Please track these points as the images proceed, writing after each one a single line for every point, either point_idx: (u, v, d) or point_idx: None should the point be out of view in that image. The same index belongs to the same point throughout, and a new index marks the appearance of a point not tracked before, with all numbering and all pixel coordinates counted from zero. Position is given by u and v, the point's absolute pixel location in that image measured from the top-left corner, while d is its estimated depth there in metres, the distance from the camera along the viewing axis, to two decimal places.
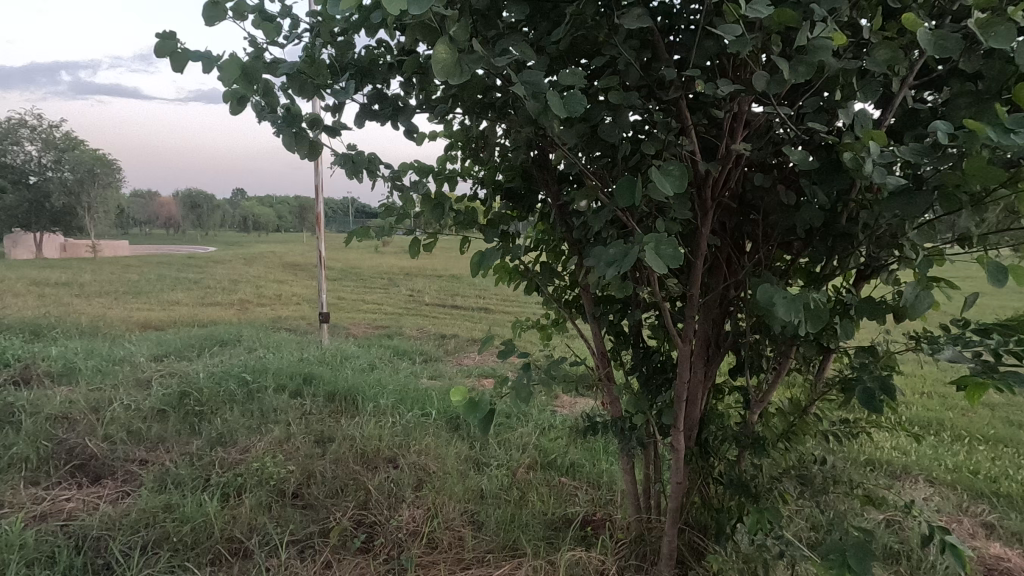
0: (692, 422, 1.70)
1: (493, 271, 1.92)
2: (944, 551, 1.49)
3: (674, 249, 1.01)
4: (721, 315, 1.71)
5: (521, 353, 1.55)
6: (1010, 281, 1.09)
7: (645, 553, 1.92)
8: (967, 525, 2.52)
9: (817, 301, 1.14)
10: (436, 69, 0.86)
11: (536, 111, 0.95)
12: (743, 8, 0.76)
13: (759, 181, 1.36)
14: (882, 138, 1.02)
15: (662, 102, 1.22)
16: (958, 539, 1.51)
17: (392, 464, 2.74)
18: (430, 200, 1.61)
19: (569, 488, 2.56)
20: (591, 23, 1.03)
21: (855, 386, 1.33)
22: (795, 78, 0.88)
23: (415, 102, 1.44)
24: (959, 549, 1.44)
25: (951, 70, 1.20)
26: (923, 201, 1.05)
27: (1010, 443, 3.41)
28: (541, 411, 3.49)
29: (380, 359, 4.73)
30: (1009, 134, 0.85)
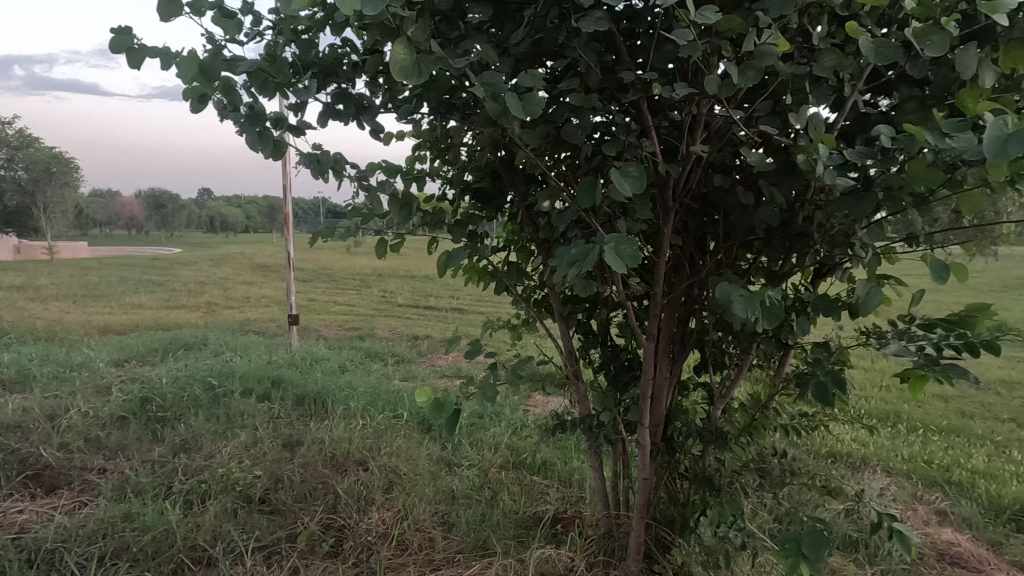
0: (658, 418, 1.73)
1: (463, 271, 1.92)
2: (892, 538, 1.57)
3: (633, 248, 1.02)
4: (686, 313, 1.74)
5: (488, 352, 1.55)
6: (952, 279, 1.14)
7: (613, 549, 1.94)
8: (921, 512, 2.63)
9: (772, 298, 1.17)
10: (394, 69, 0.86)
11: (496, 113, 0.96)
12: (692, 14, 0.78)
13: (719, 182, 1.39)
14: (831, 140, 1.06)
15: (624, 105, 1.24)
16: (905, 526, 1.59)
17: (362, 467, 2.72)
18: (397, 200, 1.60)
19: (540, 486, 2.58)
20: (551, 25, 1.05)
21: (810, 381, 1.37)
22: (746, 82, 0.91)
23: (379, 102, 1.43)
24: (905, 535, 1.52)
25: (901, 76, 1.25)
26: (873, 202, 1.09)
27: (961, 433, 3.57)
28: (514, 411, 3.50)
29: (352, 361, 4.68)
30: (945, 139, 0.90)
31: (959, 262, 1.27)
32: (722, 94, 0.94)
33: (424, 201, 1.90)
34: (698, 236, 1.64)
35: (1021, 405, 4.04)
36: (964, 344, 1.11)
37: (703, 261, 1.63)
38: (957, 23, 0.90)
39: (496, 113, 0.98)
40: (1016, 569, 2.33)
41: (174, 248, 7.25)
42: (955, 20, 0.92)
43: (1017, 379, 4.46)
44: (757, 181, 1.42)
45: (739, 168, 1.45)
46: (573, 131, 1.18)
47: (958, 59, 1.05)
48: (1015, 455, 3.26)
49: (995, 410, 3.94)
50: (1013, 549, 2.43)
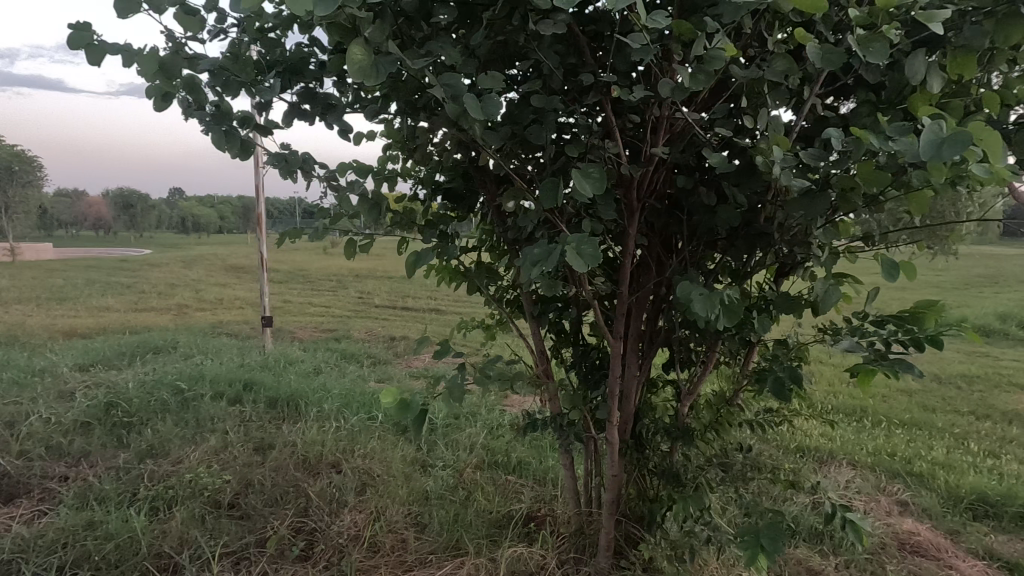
0: (627, 416, 1.75)
1: (435, 271, 1.93)
2: (845, 528, 1.64)
3: (595, 248, 1.03)
4: (654, 311, 1.76)
5: (457, 353, 1.55)
6: (902, 277, 1.18)
7: (584, 546, 1.96)
8: (883, 503, 2.71)
9: (732, 297, 1.21)
10: (351, 70, 0.86)
11: (455, 113, 0.97)
12: (642, 20, 0.79)
13: (682, 183, 1.42)
14: (785, 142, 1.09)
15: (588, 107, 1.26)
16: (859, 517, 1.66)
17: (335, 469, 2.70)
18: (367, 201, 1.60)
19: (515, 486, 2.58)
20: (511, 28, 1.06)
21: (769, 377, 1.41)
22: (699, 86, 0.93)
23: (346, 101, 1.42)
24: (858, 524, 1.58)
25: (856, 80, 1.29)
26: (825, 202, 1.12)
27: (923, 426, 3.69)
28: (490, 410, 3.51)
29: (326, 363, 4.63)
30: (888, 142, 0.93)
31: (908, 260, 1.32)
32: (676, 97, 0.95)
33: (397, 201, 1.91)
34: (664, 236, 1.66)
35: (979, 398, 4.20)
36: (911, 339, 1.16)
37: (669, 260, 1.66)
38: (898, 31, 0.94)
39: (456, 113, 0.98)
40: (971, 555, 2.43)
41: (144, 249, 6.91)
42: (896, 28, 0.95)
43: (976, 373, 4.63)
44: (718, 183, 1.44)
45: (699, 170, 1.47)
46: (537, 132, 1.20)
47: (907, 66, 1.10)
48: (972, 446, 3.39)
49: (956, 404, 4.09)
50: (969, 536, 2.53)
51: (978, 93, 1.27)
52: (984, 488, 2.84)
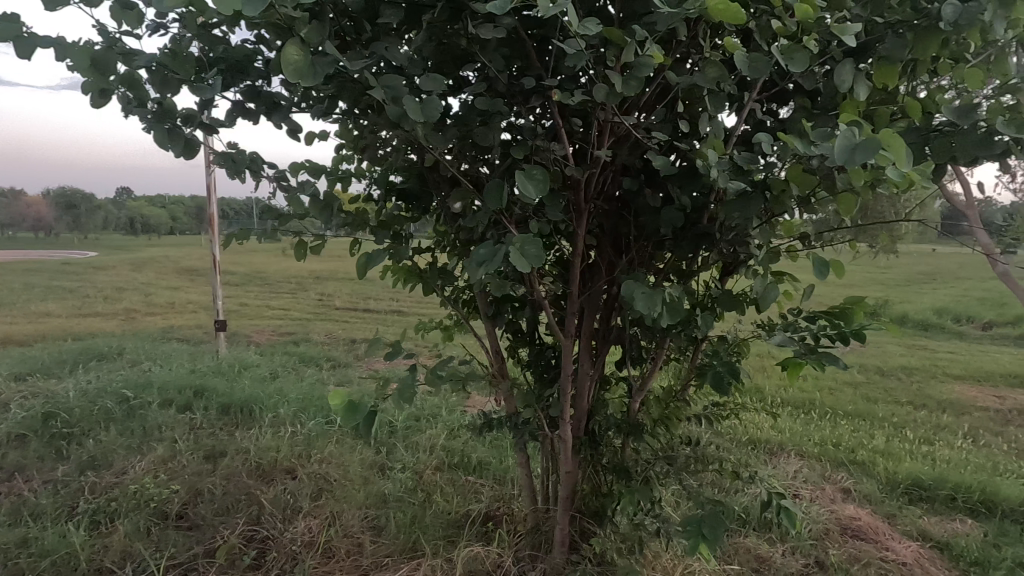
0: (580, 414, 1.78)
1: (390, 272, 1.92)
2: (782, 515, 1.71)
3: (537, 248, 1.05)
4: (606, 310, 1.79)
5: (408, 353, 1.55)
6: (831, 276, 1.25)
7: (539, 543, 1.98)
8: (828, 491, 2.84)
9: (673, 295, 1.25)
10: (287, 69, 0.85)
11: (396, 116, 0.97)
12: (574, 26, 0.81)
13: (628, 185, 1.45)
14: (720, 147, 1.13)
15: (534, 110, 1.27)
16: (792, 504, 1.75)
17: (290, 476, 2.65)
18: (319, 202, 1.58)
19: (474, 486, 2.58)
20: (453, 28, 1.07)
21: (709, 372, 1.48)
22: (629, 91, 0.96)
23: (292, 100, 1.40)
24: (792, 511, 1.66)
25: (793, 86, 1.36)
26: (757, 205, 1.18)
27: (867, 417, 3.88)
28: (452, 411, 3.51)
29: (283, 367, 4.52)
30: (812, 147, 0.98)
31: (836, 259, 1.39)
32: (609, 102, 0.98)
33: (351, 202, 1.89)
34: (614, 236, 1.70)
35: (917, 388, 4.44)
36: (838, 333, 1.23)
37: (619, 260, 1.69)
38: (817, 43, 1.00)
39: (397, 115, 0.99)
40: (907, 537, 2.57)
41: (91, 251, 5.76)
42: (816, 39, 1.01)
43: (915, 365, 4.90)
44: (663, 185, 1.48)
45: (646, 172, 1.51)
46: (483, 133, 1.21)
47: (835, 74, 1.16)
48: (909, 434, 3.59)
49: (896, 395, 4.32)
50: (904, 519, 2.67)
51: (902, 101, 1.36)
52: (919, 473, 3.01)
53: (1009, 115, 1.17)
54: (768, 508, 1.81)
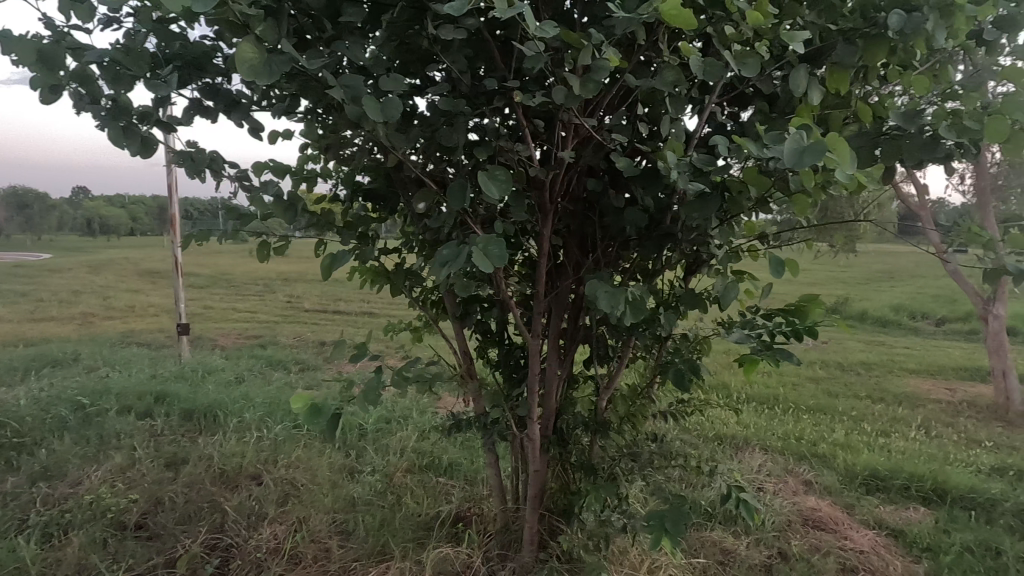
0: (548, 413, 1.79)
1: (358, 273, 1.90)
2: (741, 507, 1.76)
3: (501, 249, 1.06)
4: (574, 310, 1.81)
5: (372, 355, 1.54)
6: (786, 274, 1.29)
7: (509, 542, 1.98)
8: (790, 484, 2.93)
9: (636, 294, 1.27)
10: (241, 66, 0.83)
11: (356, 115, 0.97)
12: (531, 28, 0.82)
13: (592, 185, 1.47)
14: (679, 149, 1.16)
15: (498, 111, 1.28)
16: (751, 497, 1.80)
17: (256, 482, 2.60)
18: (282, 203, 1.55)
19: (445, 487, 2.57)
20: (415, 28, 1.07)
21: (671, 369, 1.51)
22: (588, 93, 0.97)
23: (252, 98, 1.37)
24: (751, 503, 1.71)
25: (752, 90, 1.39)
26: (715, 206, 1.21)
27: (828, 411, 4.01)
28: (423, 413, 3.49)
29: (249, 371, 4.42)
30: (766, 149, 1.01)
31: (792, 258, 1.44)
32: (569, 104, 0.99)
33: (316, 203, 1.86)
34: (580, 236, 1.72)
35: (875, 383, 4.62)
36: (792, 330, 1.27)
37: (585, 260, 1.71)
38: (768, 49, 1.03)
39: (357, 115, 0.98)
40: (864, 526, 2.66)
41: (45, 253, 5.44)
42: (768, 46, 1.04)
43: (873, 361, 5.10)
44: (627, 186, 1.51)
45: (611, 173, 1.53)
46: (447, 134, 1.21)
47: (790, 79, 1.20)
48: (867, 427, 3.72)
49: (856, 389, 4.47)
50: (862, 509, 2.77)
51: (855, 105, 1.40)
52: (876, 464, 3.12)
53: (952, 119, 1.22)
54: (728, 501, 1.86)
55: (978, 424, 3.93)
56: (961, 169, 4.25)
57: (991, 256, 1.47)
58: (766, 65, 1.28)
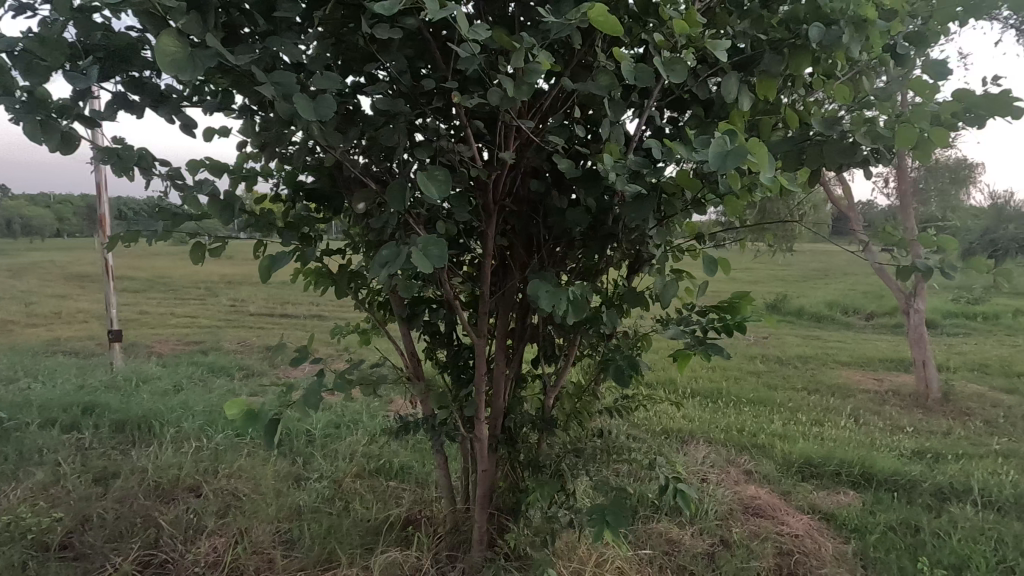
0: (496, 412, 1.80)
1: (301, 274, 1.86)
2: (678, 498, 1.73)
3: (441, 249, 1.06)
4: (521, 309, 1.82)
5: (314, 359, 1.50)
6: (719, 272, 1.35)
7: (458, 543, 1.98)
8: (732, 474, 3.06)
9: (578, 293, 1.29)
10: (161, 60, 0.80)
11: (287, 113, 0.95)
12: (465, 31, 0.83)
13: (535, 186, 1.49)
14: (616, 151, 1.19)
15: (440, 111, 1.28)
16: (689, 488, 1.78)
17: (194, 494, 2.49)
18: (218, 202, 1.49)
19: (395, 491, 2.54)
20: (350, 26, 1.06)
21: (612, 365, 1.55)
22: (522, 96, 0.98)
23: (183, 93, 1.30)
24: (686, 493, 1.69)
25: (689, 95, 1.45)
26: (653, 206, 1.25)
27: (767, 403, 4.21)
28: (374, 416, 3.43)
29: (189, 378, 4.23)
30: (695, 153, 1.06)
31: (725, 257, 1.51)
32: (504, 106, 1.00)
33: (256, 202, 1.81)
34: (525, 236, 1.73)
35: (810, 375, 4.88)
36: (723, 326, 1.34)
37: (531, 260, 1.73)
38: (695, 57, 1.08)
39: (289, 113, 0.96)
40: (799, 511, 2.81)
41: None
42: (696, 52, 1.08)
43: (808, 354, 5.39)
44: (570, 187, 1.53)
45: (554, 174, 1.56)
46: (388, 135, 1.20)
47: (722, 86, 1.26)
48: (802, 417, 3.93)
49: (793, 382, 4.71)
50: (798, 495, 2.92)
51: (783, 111, 1.48)
52: (810, 452, 3.30)
53: (867, 126, 1.30)
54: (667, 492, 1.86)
55: (902, 412, 4.21)
56: (884, 173, 4.56)
57: (902, 253, 1.58)
58: (700, 72, 1.33)
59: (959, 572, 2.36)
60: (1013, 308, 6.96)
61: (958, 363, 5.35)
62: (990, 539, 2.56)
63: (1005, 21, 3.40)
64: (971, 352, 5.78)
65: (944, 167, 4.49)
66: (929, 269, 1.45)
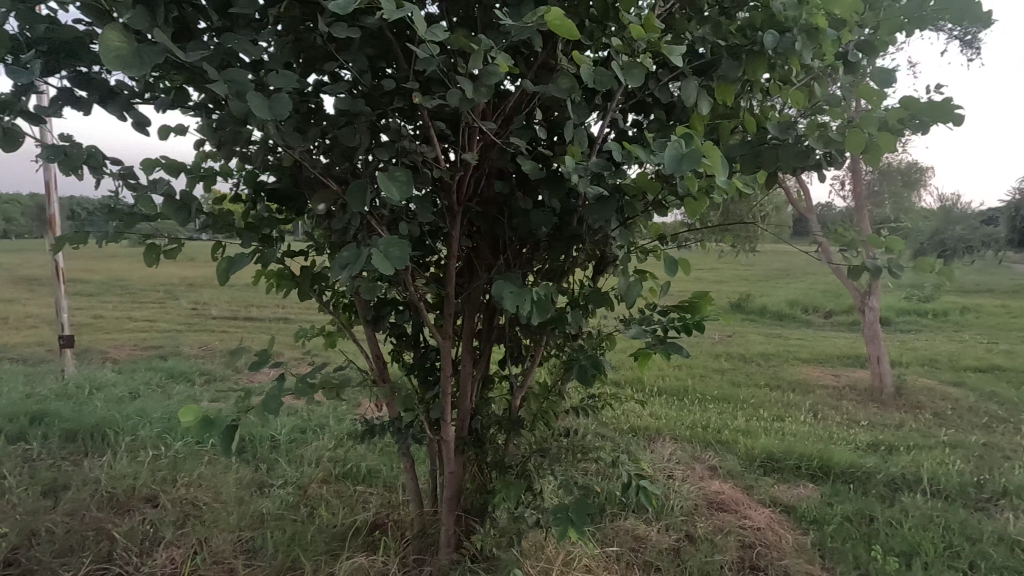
0: (463, 414, 1.79)
1: (263, 276, 1.82)
2: (641, 494, 1.74)
3: (402, 252, 1.05)
4: (487, 310, 1.82)
5: (275, 363, 1.46)
6: (679, 272, 1.37)
7: (425, 546, 1.97)
8: (697, 470, 3.12)
9: (541, 294, 1.30)
10: (104, 55, 0.77)
11: (241, 112, 0.93)
12: (423, 32, 0.82)
13: (499, 188, 1.49)
14: (578, 153, 1.20)
15: (402, 112, 1.27)
16: (650, 484, 1.81)
17: (151, 504, 2.41)
18: (174, 203, 1.45)
19: (362, 495, 2.50)
20: (308, 23, 1.04)
21: (576, 365, 1.57)
22: (480, 98, 0.98)
23: (135, 90, 1.26)
24: (649, 490, 1.72)
25: (651, 99, 1.47)
26: (613, 207, 1.26)
27: (731, 399, 4.31)
28: (341, 420, 3.38)
29: (146, 385, 4.09)
30: (653, 155, 1.07)
31: (686, 257, 1.53)
32: (463, 108, 1.00)
33: (216, 203, 1.76)
34: (490, 237, 1.73)
35: (772, 372, 5.02)
36: (683, 325, 1.37)
37: (496, 261, 1.73)
38: (652, 61, 1.09)
39: (243, 112, 0.94)
40: (761, 505, 2.89)
41: None
42: (653, 56, 1.10)
43: (771, 352, 5.55)
44: (535, 189, 1.54)
45: (519, 176, 1.56)
46: (349, 135, 1.18)
47: (682, 90, 1.29)
48: (764, 413, 4.04)
49: (755, 378, 4.84)
50: (760, 489, 3.00)
51: (741, 115, 1.52)
52: (771, 448, 3.39)
53: (820, 130, 1.34)
54: (630, 489, 1.89)
55: (858, 406, 4.37)
56: (840, 176, 4.73)
57: (853, 254, 1.64)
58: (661, 76, 1.36)
59: (909, 559, 2.47)
60: (960, 305, 7.30)
61: (910, 358, 5.59)
62: (938, 526, 2.68)
63: (951, 33, 3.57)
64: (922, 347, 6.04)
65: (896, 171, 4.69)
66: (877, 269, 1.51)
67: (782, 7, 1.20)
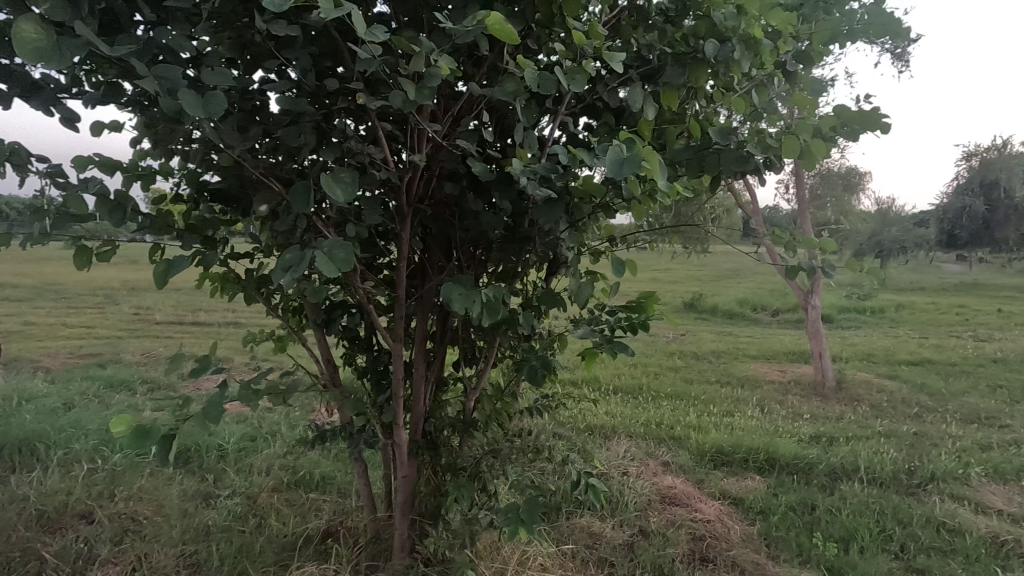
0: (416, 417, 1.77)
1: (207, 279, 1.75)
2: (591, 491, 1.77)
3: (347, 253, 1.04)
4: (440, 312, 1.81)
5: (218, 368, 1.41)
6: (626, 273, 1.40)
7: (379, 551, 1.94)
8: (651, 466, 3.19)
9: (491, 295, 1.30)
10: (17, 46, 0.73)
11: (173, 109, 0.90)
12: (362, 33, 0.82)
13: (450, 189, 1.49)
14: (525, 154, 1.21)
15: (349, 111, 1.25)
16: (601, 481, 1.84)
17: (86, 521, 2.28)
18: (109, 203, 1.38)
19: (314, 503, 2.44)
20: (247, 19, 1.02)
21: (528, 366, 1.58)
22: (423, 98, 0.98)
23: (62, 84, 1.19)
24: (598, 488, 1.74)
25: (601, 103, 1.50)
26: (561, 209, 1.28)
27: (683, 396, 4.43)
28: (293, 427, 3.29)
29: (82, 395, 3.87)
30: (597, 158, 1.09)
31: (633, 258, 1.57)
32: (406, 109, 1.00)
33: (156, 203, 1.69)
34: (443, 238, 1.72)
35: (722, 369, 5.20)
36: (629, 325, 1.40)
37: (448, 262, 1.72)
38: (595, 66, 1.12)
39: (175, 109, 0.91)
40: (712, 497, 2.98)
41: None
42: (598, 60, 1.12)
43: (721, 349, 5.74)
44: (487, 191, 1.54)
45: (471, 178, 1.56)
46: (291, 134, 1.15)
47: (628, 96, 1.32)
48: (715, 409, 4.17)
49: (707, 375, 4.99)
50: (710, 483, 3.10)
51: (687, 121, 1.56)
52: (721, 442, 3.51)
53: (759, 136, 1.39)
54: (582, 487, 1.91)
55: (802, 400, 4.57)
56: (784, 180, 4.94)
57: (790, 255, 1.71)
58: (609, 81, 1.38)
59: (847, 544, 2.60)
60: (894, 303, 7.74)
61: (849, 353, 5.89)
62: (873, 512, 2.83)
63: (882, 46, 3.79)
64: (860, 343, 6.37)
65: (835, 175, 4.93)
66: (812, 269, 1.58)
67: (722, 18, 1.25)
